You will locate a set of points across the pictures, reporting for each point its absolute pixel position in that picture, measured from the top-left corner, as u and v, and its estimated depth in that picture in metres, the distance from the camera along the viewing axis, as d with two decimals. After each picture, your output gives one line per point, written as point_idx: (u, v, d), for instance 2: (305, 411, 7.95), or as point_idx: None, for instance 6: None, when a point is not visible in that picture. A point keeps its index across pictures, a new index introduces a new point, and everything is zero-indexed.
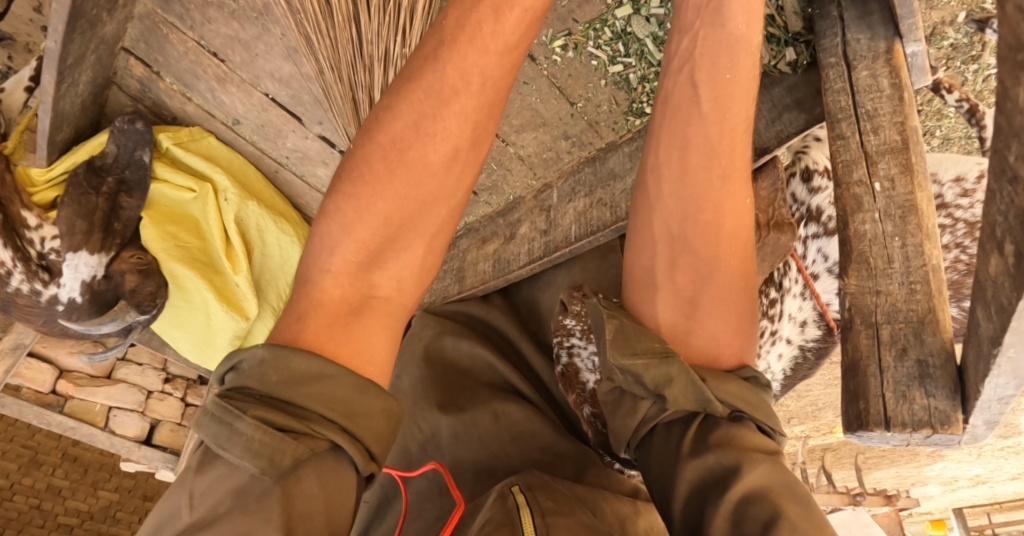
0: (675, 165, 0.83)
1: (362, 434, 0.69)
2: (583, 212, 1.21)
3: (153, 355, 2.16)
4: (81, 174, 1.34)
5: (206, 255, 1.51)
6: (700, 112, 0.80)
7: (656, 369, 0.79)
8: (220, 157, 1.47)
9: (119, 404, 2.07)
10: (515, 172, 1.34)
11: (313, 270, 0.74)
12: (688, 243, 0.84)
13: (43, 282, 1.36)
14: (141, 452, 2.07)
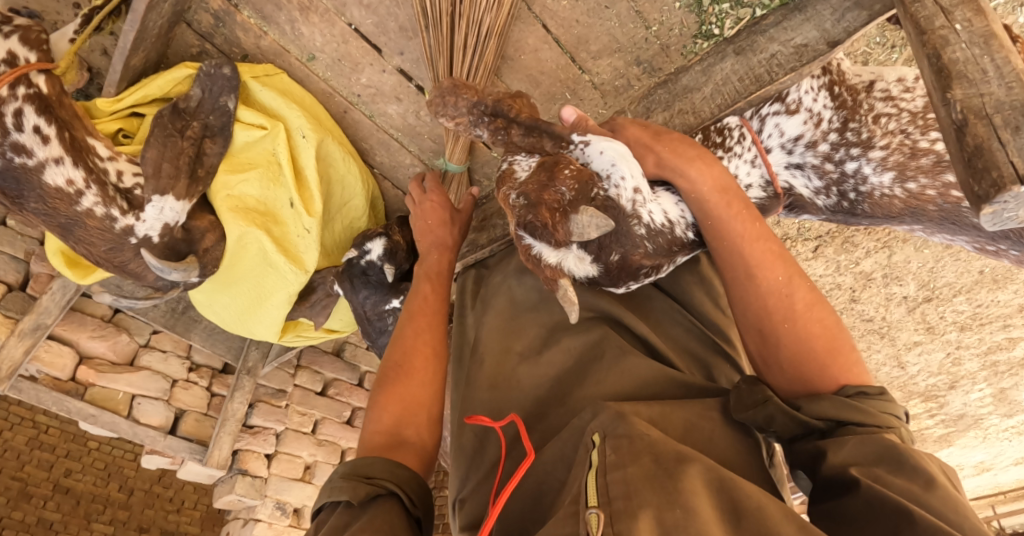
0: (741, 270, 0.98)
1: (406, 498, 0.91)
2: (665, 120, 1.31)
3: (178, 342, 2.16)
4: (166, 115, 1.30)
5: (267, 205, 1.43)
6: (743, 254, 0.99)
7: (756, 412, 0.89)
8: (295, 94, 1.41)
9: (143, 392, 2.04)
10: (586, 103, 1.44)
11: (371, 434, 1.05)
12: (777, 338, 0.94)
13: (122, 210, 1.34)
14: (166, 442, 2.03)
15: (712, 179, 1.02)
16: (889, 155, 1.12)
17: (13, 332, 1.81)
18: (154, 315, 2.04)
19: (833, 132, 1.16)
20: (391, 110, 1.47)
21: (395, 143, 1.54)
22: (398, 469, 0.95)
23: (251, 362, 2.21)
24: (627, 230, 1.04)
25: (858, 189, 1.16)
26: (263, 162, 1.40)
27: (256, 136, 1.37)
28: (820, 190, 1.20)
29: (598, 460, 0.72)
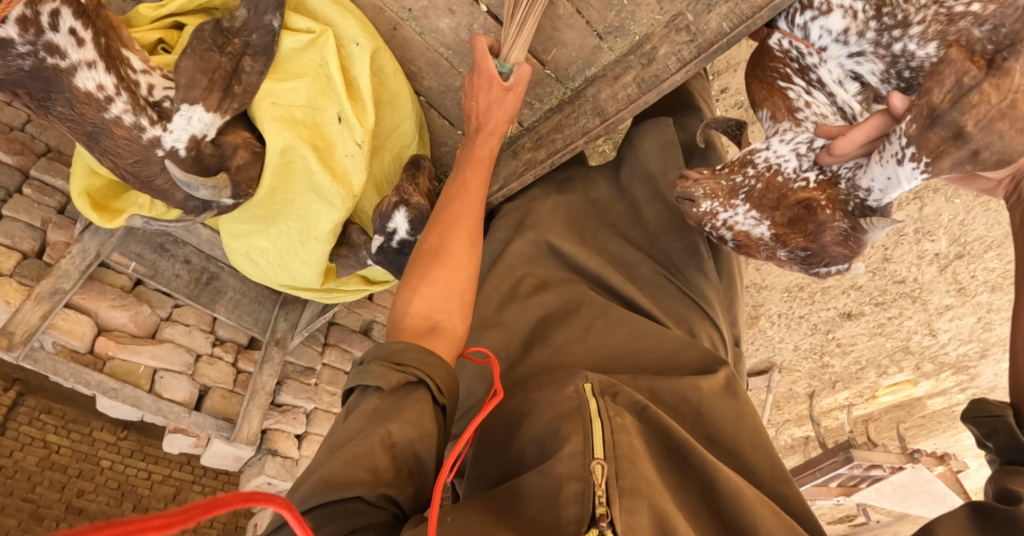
0: None
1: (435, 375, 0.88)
2: (731, 8, 1.23)
3: (201, 315, 1.96)
4: (206, 29, 1.23)
5: (311, 120, 1.36)
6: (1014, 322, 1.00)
7: None
8: (348, 4, 1.35)
9: (166, 366, 1.82)
10: (643, 9, 1.40)
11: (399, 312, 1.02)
12: None
13: (151, 121, 1.28)
14: (192, 419, 1.81)
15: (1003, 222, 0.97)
16: (927, 27, 1.01)
17: (29, 295, 1.58)
18: (178, 285, 1.84)
19: (873, 21, 1.08)
20: (443, 25, 1.43)
21: (445, 63, 1.50)
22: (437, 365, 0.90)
23: (279, 334, 1.99)
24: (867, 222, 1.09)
25: (909, 68, 1.05)
26: (311, 71, 1.33)
27: (305, 41, 1.31)
28: (883, 75, 1.10)
29: (597, 407, 0.91)
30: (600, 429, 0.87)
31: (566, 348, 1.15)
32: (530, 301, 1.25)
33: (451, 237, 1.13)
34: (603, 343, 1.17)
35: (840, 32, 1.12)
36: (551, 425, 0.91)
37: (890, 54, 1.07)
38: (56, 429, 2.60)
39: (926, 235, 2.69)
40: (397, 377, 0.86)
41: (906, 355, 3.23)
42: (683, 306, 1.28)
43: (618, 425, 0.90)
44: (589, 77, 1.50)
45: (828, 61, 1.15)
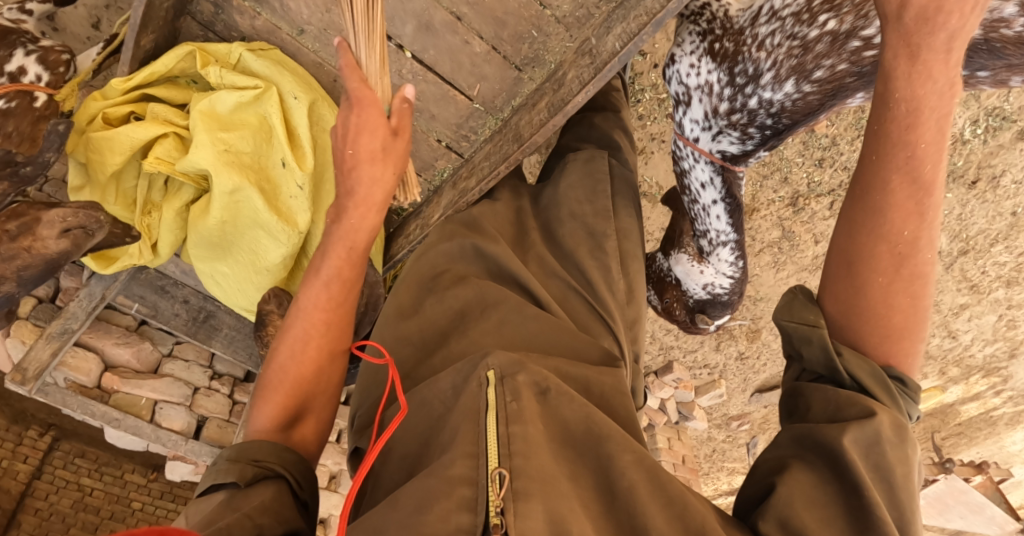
0: (864, 226, 0.90)
1: (285, 462, 0.96)
2: (623, 29, 1.33)
3: (199, 351, 2.21)
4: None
5: (258, 165, 1.54)
6: (903, 228, 0.87)
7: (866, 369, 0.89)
8: (288, 65, 1.55)
9: (166, 397, 2.05)
10: (554, 38, 1.52)
11: (272, 384, 1.04)
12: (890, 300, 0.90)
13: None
14: (188, 446, 2.00)
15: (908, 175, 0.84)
16: (778, 70, 1.12)
17: (42, 336, 1.80)
18: (177, 323, 2.04)
19: (725, 87, 1.23)
20: None
21: None
22: (281, 454, 0.96)
23: None
24: (723, 300, 1.71)
25: (771, 113, 1.18)
26: (254, 122, 1.52)
27: (247, 98, 1.49)
28: (743, 137, 1.28)
29: (496, 399, 0.82)
30: (493, 422, 0.78)
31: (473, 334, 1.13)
32: (448, 294, 1.21)
33: (303, 348, 1.05)
34: (519, 340, 1.13)
35: (705, 119, 1.32)
36: (446, 414, 0.82)
37: (746, 110, 1.22)
38: (89, 471, 2.58)
39: None
40: (238, 471, 0.91)
41: (928, 361, 3.12)
42: (587, 316, 1.28)
43: (513, 413, 0.80)
44: (515, 106, 1.63)
45: (704, 151, 1.38)
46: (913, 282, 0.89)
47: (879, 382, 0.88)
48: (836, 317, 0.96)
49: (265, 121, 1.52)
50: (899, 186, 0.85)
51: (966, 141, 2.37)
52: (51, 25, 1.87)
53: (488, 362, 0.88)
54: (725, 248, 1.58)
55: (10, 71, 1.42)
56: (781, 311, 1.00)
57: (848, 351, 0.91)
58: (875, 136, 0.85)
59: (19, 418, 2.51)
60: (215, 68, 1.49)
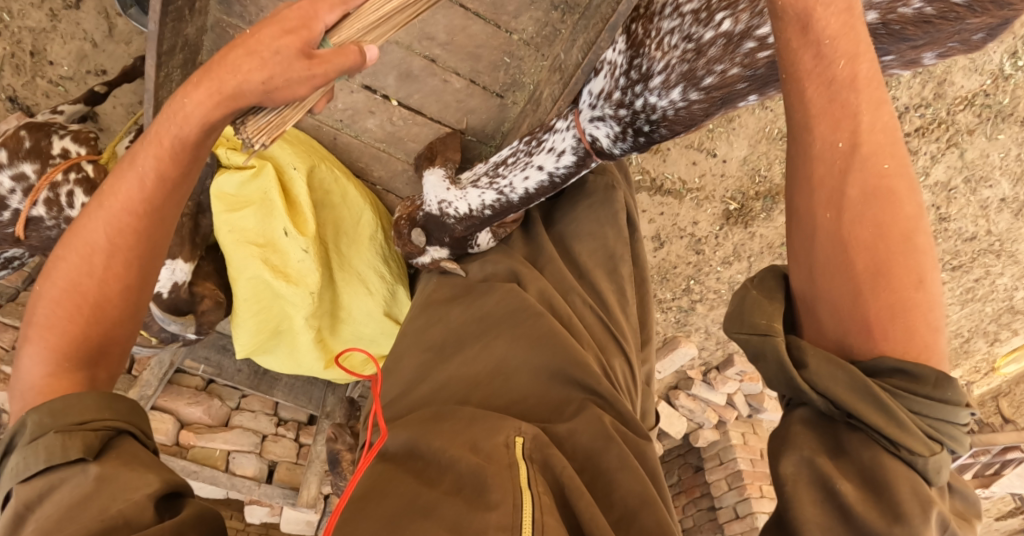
0: (829, 209, 0.86)
1: (125, 412, 0.90)
2: (584, 40, 1.36)
3: (264, 401, 2.36)
4: None
5: (263, 235, 1.67)
6: (846, 195, 0.84)
7: (858, 399, 0.80)
8: (288, 135, 1.69)
9: (237, 448, 2.23)
10: (527, 62, 1.56)
11: (35, 324, 0.92)
12: (848, 263, 0.85)
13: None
14: (262, 490, 2.21)
15: (817, 79, 0.84)
16: (669, 75, 1.09)
17: None
18: (240, 378, 2.22)
19: (622, 78, 1.18)
20: (371, 124, 1.70)
21: (384, 154, 1.78)
22: (120, 400, 0.91)
23: (329, 407, 2.32)
24: (445, 223, 1.51)
25: (650, 120, 1.15)
26: (257, 198, 1.65)
27: (247, 177, 1.62)
28: (620, 135, 1.22)
29: (528, 476, 0.86)
30: (529, 503, 0.80)
31: (503, 356, 1.21)
32: (475, 306, 1.37)
33: (71, 291, 0.92)
34: (539, 375, 1.16)
35: (596, 96, 1.25)
36: (474, 466, 0.86)
37: (632, 111, 1.18)
38: None
39: (980, 182, 2.41)
40: (84, 440, 0.84)
41: (1015, 316, 2.96)
42: (602, 332, 1.34)
43: (546, 505, 0.83)
44: (505, 131, 1.70)
45: (579, 127, 1.29)
46: (883, 235, 0.83)
47: (864, 401, 0.80)
48: (806, 291, 0.91)
49: (267, 197, 1.65)
50: (824, 130, 0.85)
51: (1009, 76, 2.15)
52: (96, 127, 2.10)
53: (520, 428, 0.96)
54: (488, 196, 1.44)
55: (55, 154, 1.61)
56: (729, 320, 0.95)
57: (817, 362, 0.85)
58: (793, 94, 0.87)
59: None
60: (224, 149, 1.64)
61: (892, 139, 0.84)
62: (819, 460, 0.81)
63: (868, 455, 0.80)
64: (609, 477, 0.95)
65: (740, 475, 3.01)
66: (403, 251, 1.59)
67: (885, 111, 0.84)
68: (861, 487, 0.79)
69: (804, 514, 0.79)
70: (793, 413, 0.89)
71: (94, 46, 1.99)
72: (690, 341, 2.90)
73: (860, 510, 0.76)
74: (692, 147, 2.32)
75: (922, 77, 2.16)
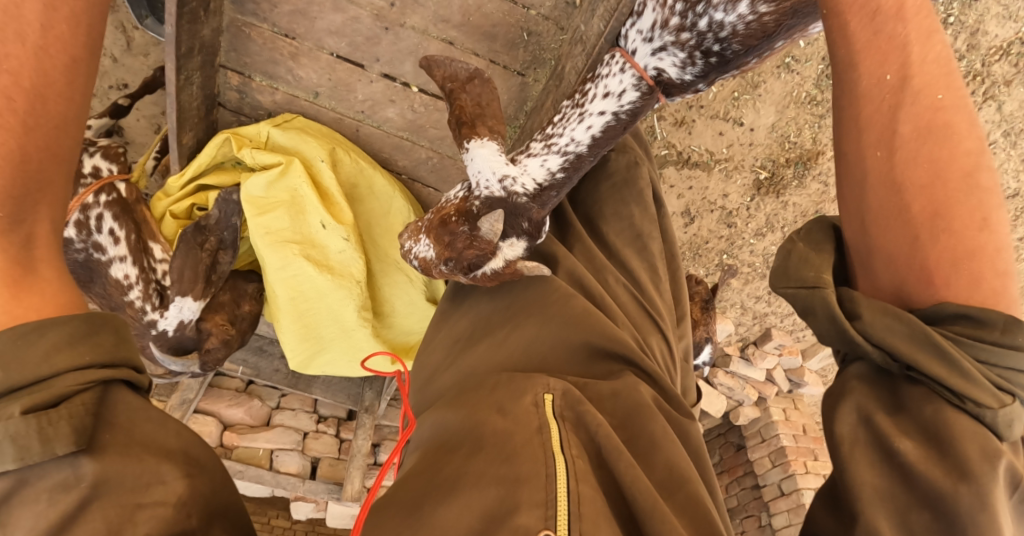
0: (882, 153, 0.82)
1: (115, 362, 0.74)
2: (605, 9, 1.34)
3: (303, 399, 2.39)
4: (189, 232, 1.63)
5: (297, 234, 1.68)
6: (898, 133, 0.81)
7: (920, 349, 0.76)
8: (309, 129, 1.69)
9: (280, 446, 2.26)
10: (547, 37, 1.53)
11: None
12: (904, 209, 0.81)
13: (154, 306, 1.69)
14: (306, 486, 2.20)
15: (859, 17, 0.82)
16: None
17: (165, 409, 2.07)
18: (278, 377, 2.24)
19: (678, 4, 1.16)
20: (390, 114, 1.70)
21: (406, 143, 1.78)
22: (98, 336, 0.73)
23: (366, 402, 2.30)
24: (514, 205, 1.33)
25: (720, 38, 1.11)
26: (285, 197, 1.65)
27: (274, 176, 1.62)
28: (687, 61, 1.17)
29: (559, 440, 0.85)
30: (563, 471, 0.81)
31: (536, 334, 1.19)
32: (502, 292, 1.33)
33: None
34: (581, 351, 1.14)
35: (649, 30, 1.21)
36: (500, 433, 0.86)
37: (697, 33, 1.14)
38: None
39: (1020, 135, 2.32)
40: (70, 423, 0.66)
41: None
42: (637, 310, 1.32)
43: (581, 470, 0.83)
44: (527, 111, 1.67)
45: (637, 66, 1.25)
46: (940, 176, 0.79)
47: (925, 351, 0.76)
48: (858, 242, 0.87)
49: (296, 194, 1.65)
50: (871, 66, 0.82)
51: None
52: (123, 140, 2.17)
53: (550, 384, 0.95)
54: (553, 159, 1.35)
55: (87, 172, 1.65)
56: (774, 276, 0.91)
57: (871, 313, 0.81)
58: (835, 31, 0.85)
59: None
60: (248, 149, 1.64)
61: (945, 69, 0.80)
62: (877, 416, 0.78)
63: (930, 409, 0.76)
64: (653, 443, 0.93)
65: (784, 452, 2.94)
66: (461, 261, 1.31)
67: (936, 41, 0.80)
68: (921, 442, 0.75)
69: (860, 475, 0.77)
70: (847, 369, 0.86)
71: (114, 62, 2.04)
72: (726, 318, 2.88)
73: (921, 466, 0.72)
74: (718, 117, 2.28)
75: (954, 28, 2.09)
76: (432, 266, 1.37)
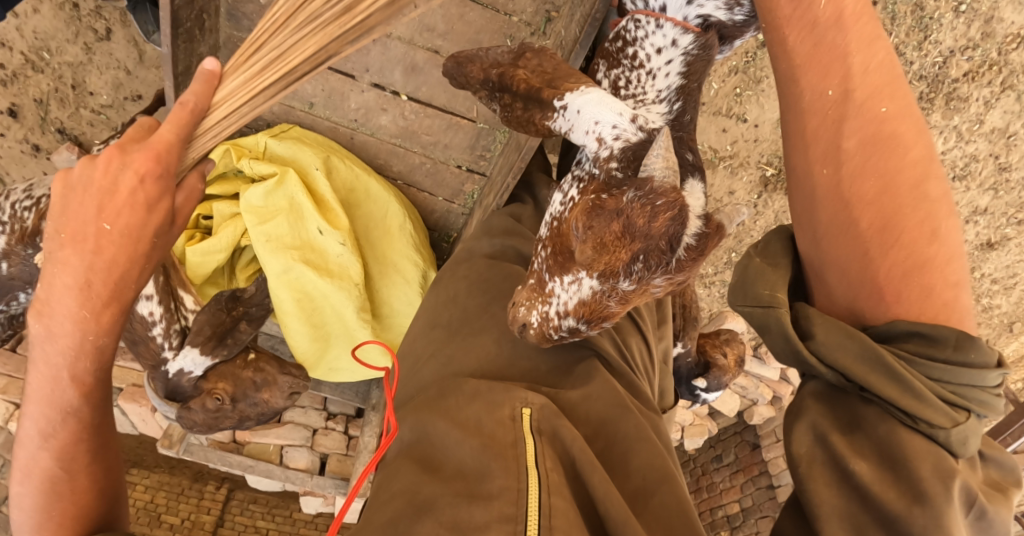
0: (829, 167, 0.77)
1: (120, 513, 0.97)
2: (582, 15, 1.32)
3: (313, 397, 2.48)
4: (214, 294, 1.74)
5: (296, 240, 1.75)
6: (843, 148, 0.76)
7: (865, 369, 0.72)
8: (305, 138, 1.75)
9: (289, 442, 2.35)
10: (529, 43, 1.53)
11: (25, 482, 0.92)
12: (852, 224, 0.76)
13: (168, 348, 1.77)
14: (314, 481, 2.27)
15: (801, 32, 0.78)
16: None
17: None
18: None
19: None
20: (383, 120, 1.73)
21: (400, 149, 1.81)
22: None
23: (374, 400, 2.34)
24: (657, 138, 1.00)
25: None
26: (285, 204, 1.73)
27: (272, 186, 1.70)
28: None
29: (534, 453, 0.84)
30: (536, 487, 0.79)
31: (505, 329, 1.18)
32: (483, 279, 1.29)
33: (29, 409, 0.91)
34: (545, 358, 1.14)
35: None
36: (477, 452, 0.85)
37: None
38: (263, 514, 3.03)
39: None
40: None
41: None
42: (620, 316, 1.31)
43: (554, 483, 0.81)
44: None
45: (673, 18, 1.08)
46: (888, 187, 0.75)
47: (875, 371, 0.72)
48: (813, 257, 0.81)
49: (293, 201, 1.73)
50: (813, 79, 0.77)
51: None
52: None
53: (528, 399, 0.94)
54: (657, 107, 1.09)
55: None
56: (732, 294, 0.84)
57: (823, 330, 0.76)
58: (775, 43, 0.81)
59: (199, 476, 3.02)
60: (246, 159, 1.71)
61: (887, 77, 0.76)
62: (831, 436, 0.74)
63: (885, 429, 0.71)
64: (626, 442, 0.95)
65: (798, 452, 2.91)
66: (663, 237, 0.91)
67: (879, 50, 0.76)
68: (877, 465, 0.71)
69: (818, 495, 0.72)
70: (804, 386, 0.81)
71: (128, 74, 2.25)
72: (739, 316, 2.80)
73: (876, 491, 0.69)
74: (720, 113, 2.23)
75: (966, 16, 2.01)
76: (601, 300, 0.99)
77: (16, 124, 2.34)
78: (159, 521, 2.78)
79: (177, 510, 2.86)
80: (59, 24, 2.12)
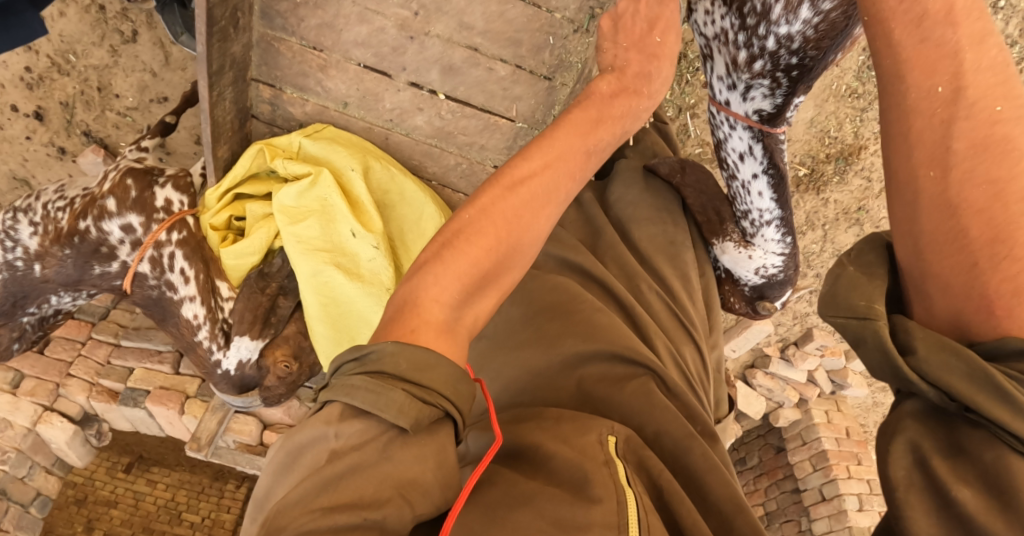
0: (935, 171, 0.75)
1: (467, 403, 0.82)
2: None
3: None
4: (253, 278, 1.80)
5: (329, 243, 1.73)
6: (953, 152, 0.74)
7: (973, 387, 0.69)
8: (340, 139, 1.74)
9: None
10: (572, 40, 1.53)
11: (423, 301, 0.88)
12: (962, 233, 0.74)
13: (219, 345, 1.84)
14: None
15: (911, 24, 0.74)
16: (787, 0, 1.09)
17: (208, 409, 2.26)
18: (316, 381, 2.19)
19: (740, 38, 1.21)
20: (419, 121, 1.72)
21: (435, 150, 1.79)
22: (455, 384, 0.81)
23: None
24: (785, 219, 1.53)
25: (792, 51, 1.14)
26: (317, 206, 1.71)
27: (305, 186, 1.69)
28: (773, 86, 1.23)
29: (627, 474, 0.82)
30: (634, 505, 0.78)
31: (557, 339, 1.16)
32: (538, 285, 1.27)
33: (465, 264, 0.91)
34: (608, 357, 1.12)
35: (727, 75, 1.29)
36: (569, 463, 0.83)
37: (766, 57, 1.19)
38: None
39: None
40: (416, 410, 0.77)
41: None
42: (671, 320, 1.29)
43: (648, 505, 0.81)
44: (555, 115, 1.66)
45: (738, 116, 1.35)
46: (1000, 195, 0.72)
47: (983, 391, 0.69)
48: (914, 267, 0.80)
49: (327, 203, 1.71)
50: (919, 77, 0.75)
51: None
52: (164, 152, 2.35)
53: (614, 428, 0.91)
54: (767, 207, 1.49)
55: (159, 206, 1.80)
56: (822, 304, 0.84)
57: (926, 347, 0.74)
58: (878, 36, 0.77)
59: (217, 476, 3.17)
60: (280, 160, 1.70)
61: (1003, 76, 0.73)
62: (931, 460, 0.71)
63: (991, 456, 0.67)
64: (697, 474, 0.94)
65: (825, 456, 2.88)
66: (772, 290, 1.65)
67: (992, 48, 0.73)
68: (982, 492, 0.67)
69: (916, 525, 0.69)
70: (900, 406, 0.78)
71: (154, 77, 2.29)
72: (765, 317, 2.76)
73: (981, 518, 0.65)
74: None
75: (1004, 12, 1.98)
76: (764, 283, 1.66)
77: (42, 128, 2.38)
78: (180, 519, 3.10)
79: (197, 509, 3.12)
80: (84, 28, 2.16)
